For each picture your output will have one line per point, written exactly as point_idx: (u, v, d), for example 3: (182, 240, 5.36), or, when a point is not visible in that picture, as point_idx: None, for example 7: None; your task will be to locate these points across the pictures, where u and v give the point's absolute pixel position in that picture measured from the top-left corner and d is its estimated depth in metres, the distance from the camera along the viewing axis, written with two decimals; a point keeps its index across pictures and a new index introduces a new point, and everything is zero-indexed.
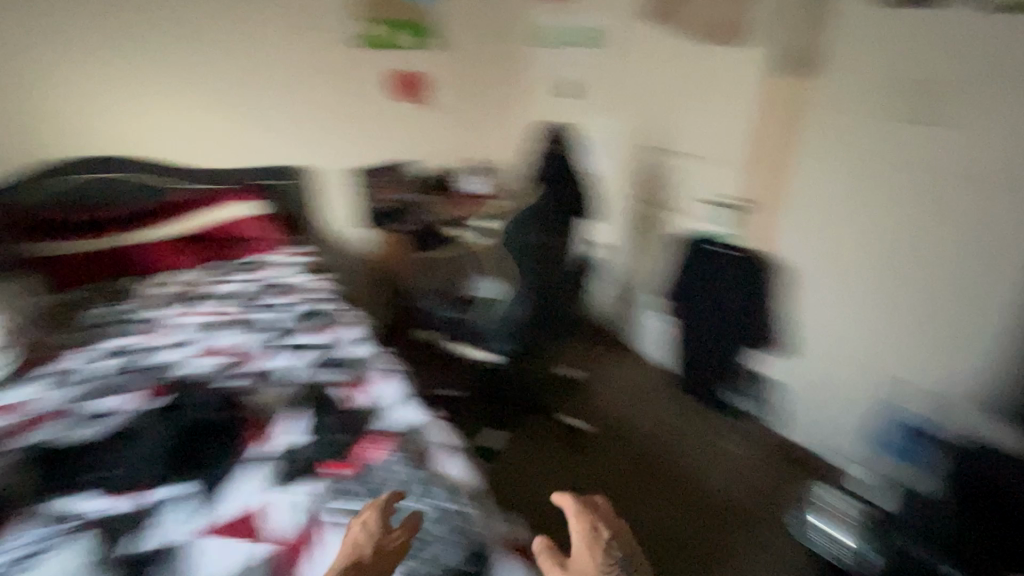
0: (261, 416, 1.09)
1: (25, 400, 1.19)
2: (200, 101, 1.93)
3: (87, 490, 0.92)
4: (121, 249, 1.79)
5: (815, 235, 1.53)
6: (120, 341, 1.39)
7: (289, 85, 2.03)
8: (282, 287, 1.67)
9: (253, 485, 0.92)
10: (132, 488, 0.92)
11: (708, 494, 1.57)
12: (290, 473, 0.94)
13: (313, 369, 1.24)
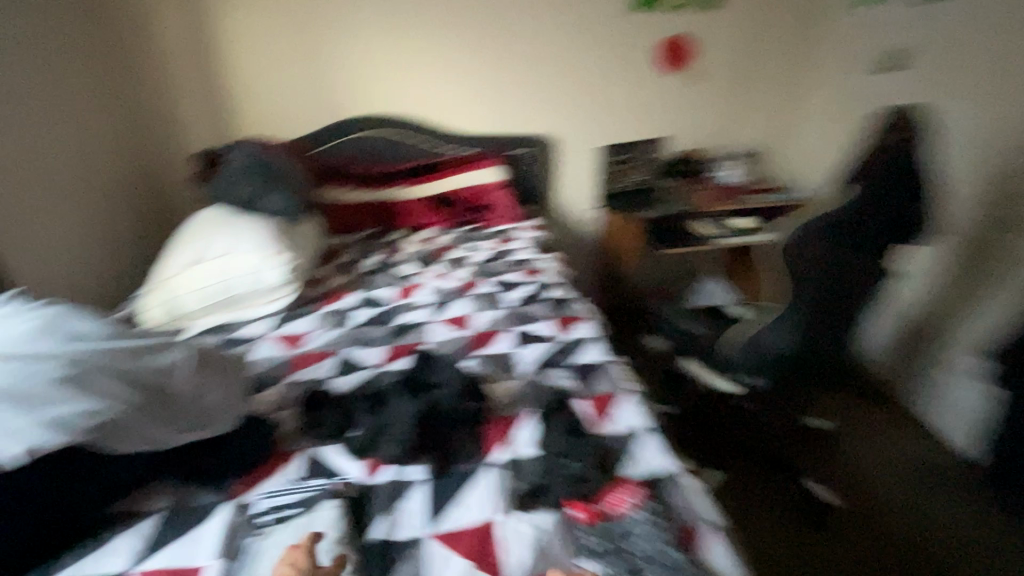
0: (478, 415, 1.00)
1: (310, 333, 1.35)
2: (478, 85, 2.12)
3: (302, 449, 0.94)
4: (395, 204, 2.04)
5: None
6: (388, 295, 1.55)
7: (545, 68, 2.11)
8: (528, 268, 1.68)
9: (439, 492, 0.85)
10: (350, 456, 0.93)
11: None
12: (490, 497, 0.84)
13: (555, 369, 1.16)
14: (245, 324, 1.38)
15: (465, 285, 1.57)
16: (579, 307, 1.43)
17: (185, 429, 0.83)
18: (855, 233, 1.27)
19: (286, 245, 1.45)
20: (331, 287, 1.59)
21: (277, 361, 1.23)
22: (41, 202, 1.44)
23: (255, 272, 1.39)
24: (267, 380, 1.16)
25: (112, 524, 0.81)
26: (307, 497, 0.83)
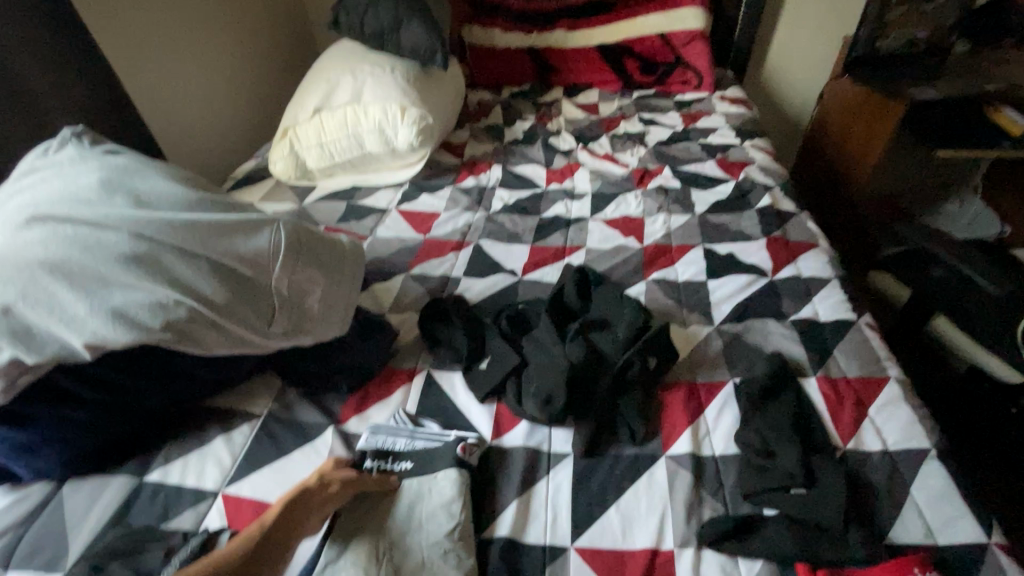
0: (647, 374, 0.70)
1: (440, 214, 1.10)
2: None
3: (404, 386, 0.73)
4: (555, 54, 1.62)
5: None
6: (537, 174, 1.22)
7: None
8: (726, 157, 1.22)
9: (583, 482, 0.61)
10: (462, 406, 0.71)
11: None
12: (654, 506, 0.58)
13: (767, 324, 0.79)
14: (369, 192, 1.18)
15: (637, 172, 1.18)
16: (806, 227, 0.99)
17: (282, 334, 0.65)
18: None
19: (421, 96, 1.16)
20: (470, 155, 1.31)
21: (400, 246, 1.02)
22: (183, 26, 1.27)
23: (379, 129, 1.13)
24: (387, 268, 0.96)
25: (210, 419, 0.70)
26: (425, 450, 0.63)
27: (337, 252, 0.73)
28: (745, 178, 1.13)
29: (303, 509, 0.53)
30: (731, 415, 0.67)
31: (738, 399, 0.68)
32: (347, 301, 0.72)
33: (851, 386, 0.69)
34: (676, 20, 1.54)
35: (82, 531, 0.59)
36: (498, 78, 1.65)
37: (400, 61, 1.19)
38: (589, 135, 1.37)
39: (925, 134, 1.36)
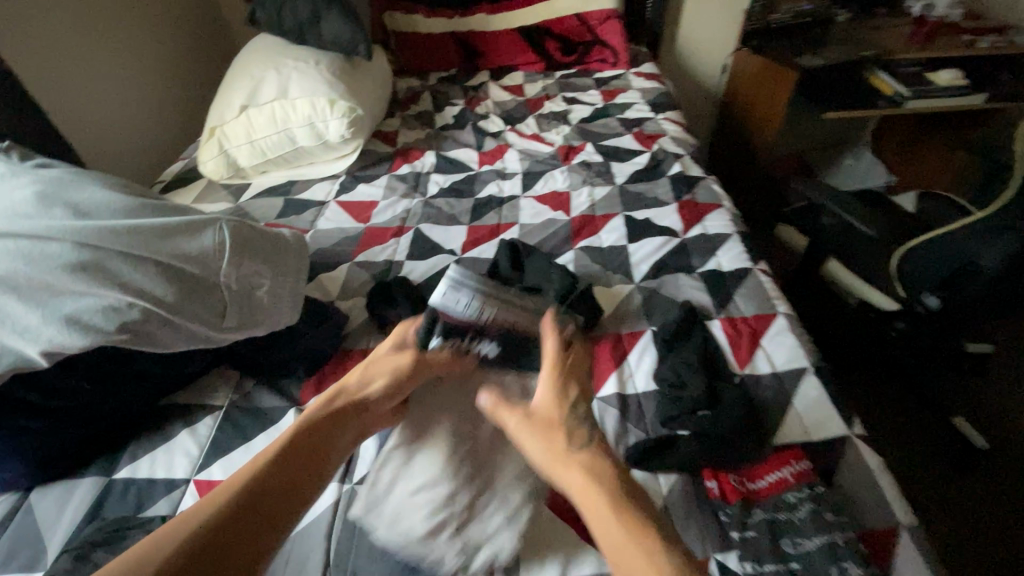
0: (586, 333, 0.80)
1: (379, 202, 1.15)
2: None
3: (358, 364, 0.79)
4: (478, 37, 1.66)
5: None
6: (469, 157, 1.28)
7: None
8: (642, 130, 1.33)
9: None
10: None
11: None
12: None
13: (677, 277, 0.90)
14: (306, 185, 1.20)
15: (562, 149, 1.26)
16: (712, 189, 1.11)
17: (234, 326, 0.69)
18: None
19: (349, 88, 1.18)
20: (403, 143, 1.34)
21: (342, 236, 1.06)
22: (85, 24, 1.21)
23: (310, 122, 1.15)
24: (331, 258, 1.00)
25: (171, 415, 0.74)
26: (512, 337, 0.63)
27: (281, 246, 0.78)
28: (660, 148, 1.24)
29: (356, 403, 0.54)
30: (650, 357, 0.77)
31: (655, 344, 0.78)
32: (295, 291, 0.76)
33: (746, 321, 0.82)
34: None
35: (58, 532, 0.62)
36: (424, 63, 1.68)
37: (324, 53, 1.21)
38: (517, 117, 1.44)
39: (817, 98, 1.52)
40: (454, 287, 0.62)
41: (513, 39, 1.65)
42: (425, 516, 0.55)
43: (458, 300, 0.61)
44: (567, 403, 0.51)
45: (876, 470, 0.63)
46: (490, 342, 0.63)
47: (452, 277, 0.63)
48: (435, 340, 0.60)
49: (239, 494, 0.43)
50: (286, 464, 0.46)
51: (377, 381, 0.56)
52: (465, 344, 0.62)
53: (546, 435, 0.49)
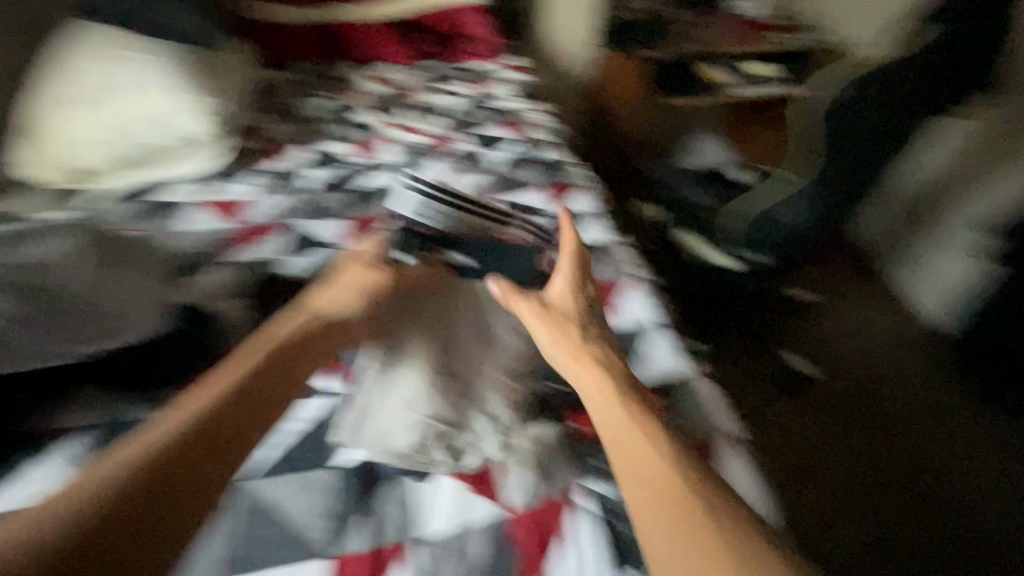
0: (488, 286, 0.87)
1: (250, 200, 1.10)
2: None
3: None
4: (345, 29, 1.64)
5: None
6: (344, 150, 1.27)
7: None
8: (512, 120, 1.41)
9: None
10: None
11: (982, 509, 1.34)
12: None
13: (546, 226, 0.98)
14: (165, 187, 1.10)
15: (438, 140, 1.30)
16: (576, 172, 1.22)
17: (93, 339, 0.64)
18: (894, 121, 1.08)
19: (203, 83, 1.12)
20: (272, 138, 1.29)
21: (211, 237, 1.00)
22: None
23: (162, 122, 1.08)
24: (199, 261, 0.95)
25: (11, 449, 0.63)
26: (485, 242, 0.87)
27: (136, 254, 0.76)
28: (529, 136, 1.33)
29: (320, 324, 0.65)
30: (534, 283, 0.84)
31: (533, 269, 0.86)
32: (160, 297, 0.72)
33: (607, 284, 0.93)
34: None
35: None
36: (288, 54, 1.61)
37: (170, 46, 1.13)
38: (391, 109, 1.45)
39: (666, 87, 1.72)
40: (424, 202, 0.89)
41: (382, 33, 1.66)
42: (408, 430, 0.65)
43: (431, 210, 0.88)
44: (584, 309, 0.75)
45: (709, 394, 0.77)
46: (460, 254, 0.84)
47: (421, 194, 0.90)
48: (403, 256, 0.80)
49: (196, 413, 0.51)
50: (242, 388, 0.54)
51: (346, 303, 0.69)
52: (434, 254, 0.83)
53: (557, 324, 0.70)
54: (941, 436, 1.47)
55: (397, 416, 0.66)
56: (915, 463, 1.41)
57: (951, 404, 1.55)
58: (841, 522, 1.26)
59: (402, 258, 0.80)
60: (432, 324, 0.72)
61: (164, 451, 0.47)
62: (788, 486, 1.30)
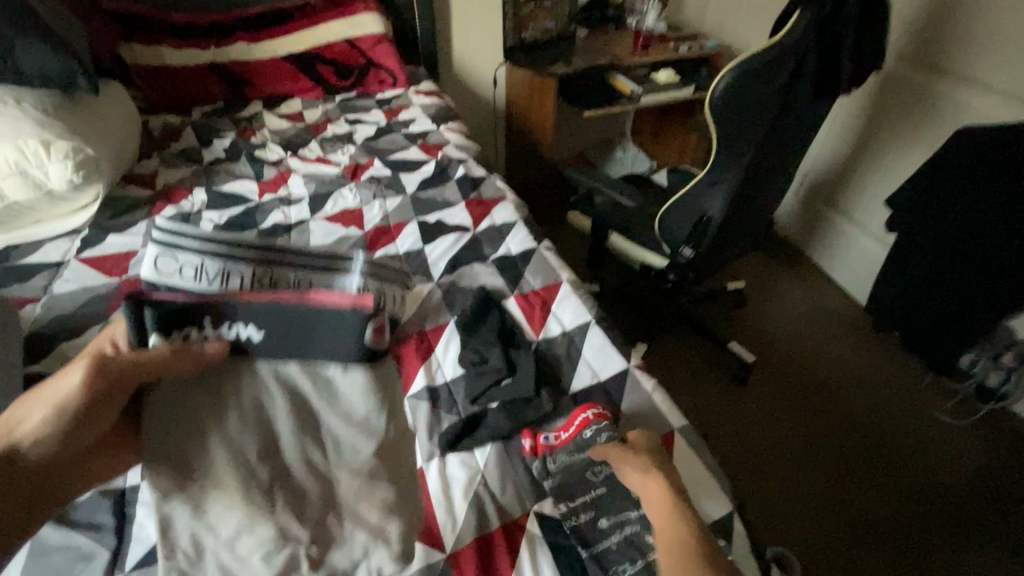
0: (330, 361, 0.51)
1: (138, 251, 0.99)
2: None
3: None
4: (244, 68, 1.57)
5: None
6: (247, 189, 1.19)
7: None
8: (426, 142, 1.37)
9: None
10: None
11: (944, 480, 1.39)
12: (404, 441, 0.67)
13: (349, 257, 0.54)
14: (33, 247, 0.99)
15: (349, 168, 1.25)
16: (497, 185, 1.19)
17: None
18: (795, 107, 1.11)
19: (70, 124, 0.99)
20: (164, 184, 1.19)
21: (86, 296, 0.89)
22: None
23: (19, 170, 0.93)
24: (73, 324, 0.83)
25: None
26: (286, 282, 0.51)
27: None
28: (444, 156, 1.29)
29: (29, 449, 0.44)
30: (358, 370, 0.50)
31: (347, 349, 0.50)
32: None
33: (530, 290, 0.90)
34: (357, 25, 1.65)
35: None
36: (182, 97, 1.52)
37: (27, 87, 0.99)
38: (299, 142, 1.38)
39: (577, 100, 1.76)
40: (173, 252, 0.48)
41: (284, 68, 1.60)
42: (263, 563, 0.49)
43: (185, 270, 0.48)
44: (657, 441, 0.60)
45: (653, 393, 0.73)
46: (248, 324, 0.49)
47: (158, 241, 0.48)
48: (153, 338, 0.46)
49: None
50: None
51: (31, 416, 0.44)
52: (207, 333, 0.48)
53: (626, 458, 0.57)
54: (880, 412, 1.54)
55: (239, 549, 0.48)
56: (873, 449, 1.45)
57: (887, 383, 1.63)
58: (798, 512, 1.32)
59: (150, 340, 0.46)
60: (233, 439, 0.48)
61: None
62: (736, 469, 1.39)
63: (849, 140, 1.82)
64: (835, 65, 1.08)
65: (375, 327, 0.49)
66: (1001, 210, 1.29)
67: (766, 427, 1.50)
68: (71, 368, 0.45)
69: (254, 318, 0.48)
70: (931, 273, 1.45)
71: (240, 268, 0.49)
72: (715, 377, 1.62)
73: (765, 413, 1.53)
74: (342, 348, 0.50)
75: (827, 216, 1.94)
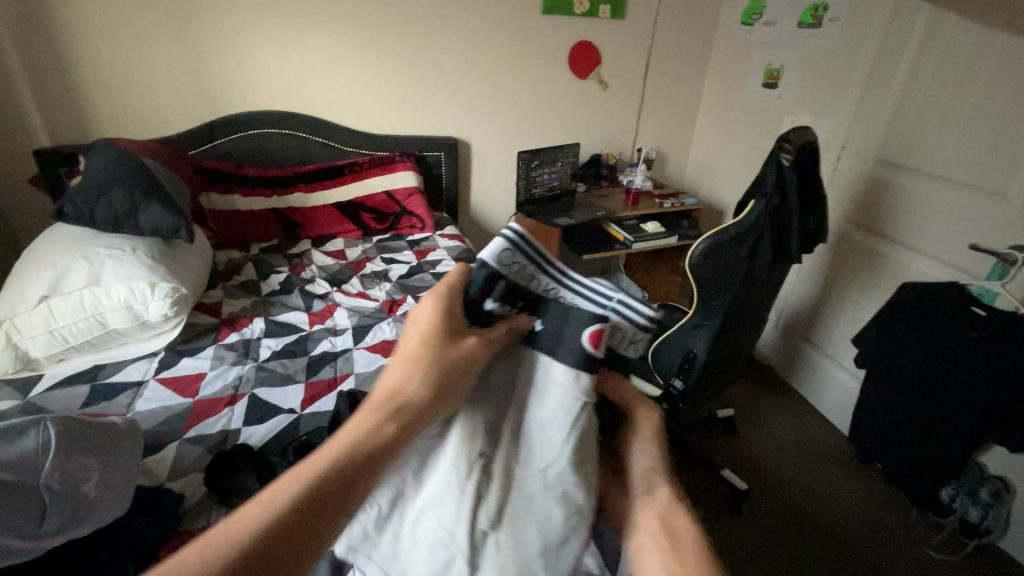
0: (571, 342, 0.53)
1: (207, 373, 1.16)
2: (388, 91, 2.08)
3: None
4: (299, 212, 1.87)
5: (962, 325, 1.43)
6: (299, 319, 1.39)
7: (456, 76, 2.13)
8: None
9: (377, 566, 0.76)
10: None
11: None
12: None
13: (616, 294, 0.59)
14: (116, 368, 1.15)
15: (386, 303, 1.46)
16: None
17: (54, 530, 0.64)
18: (761, 268, 1.35)
19: (169, 268, 1.22)
20: (229, 312, 1.39)
21: (166, 414, 1.04)
22: None
23: (126, 306, 1.14)
24: (155, 439, 0.97)
25: None
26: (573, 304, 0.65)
27: (110, 436, 0.76)
28: None
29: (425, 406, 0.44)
30: (563, 361, 0.52)
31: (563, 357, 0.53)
32: (126, 476, 0.74)
33: None
34: (396, 180, 1.99)
35: None
36: (245, 234, 1.79)
37: (141, 238, 1.24)
38: (343, 278, 1.62)
39: (578, 246, 2.06)
40: (510, 250, 0.57)
41: (333, 211, 1.91)
42: None
43: (516, 264, 0.57)
44: None
45: None
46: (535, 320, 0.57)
47: (505, 237, 0.57)
48: (490, 304, 0.56)
49: (312, 490, 0.35)
50: (359, 472, 0.38)
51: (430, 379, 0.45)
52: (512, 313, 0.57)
53: None
54: (865, 541, 1.61)
55: None
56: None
57: (866, 512, 1.71)
58: None
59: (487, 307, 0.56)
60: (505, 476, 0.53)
61: (250, 567, 0.32)
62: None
63: (816, 286, 2.08)
64: (787, 236, 1.34)
65: (597, 329, 0.52)
66: (940, 356, 1.47)
67: (752, 549, 1.57)
68: (467, 341, 0.49)
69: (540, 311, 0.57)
70: (898, 411, 1.58)
71: (539, 278, 0.59)
72: (707, 506, 1.69)
73: (752, 537, 1.60)
74: (565, 344, 0.53)
75: (806, 352, 2.14)
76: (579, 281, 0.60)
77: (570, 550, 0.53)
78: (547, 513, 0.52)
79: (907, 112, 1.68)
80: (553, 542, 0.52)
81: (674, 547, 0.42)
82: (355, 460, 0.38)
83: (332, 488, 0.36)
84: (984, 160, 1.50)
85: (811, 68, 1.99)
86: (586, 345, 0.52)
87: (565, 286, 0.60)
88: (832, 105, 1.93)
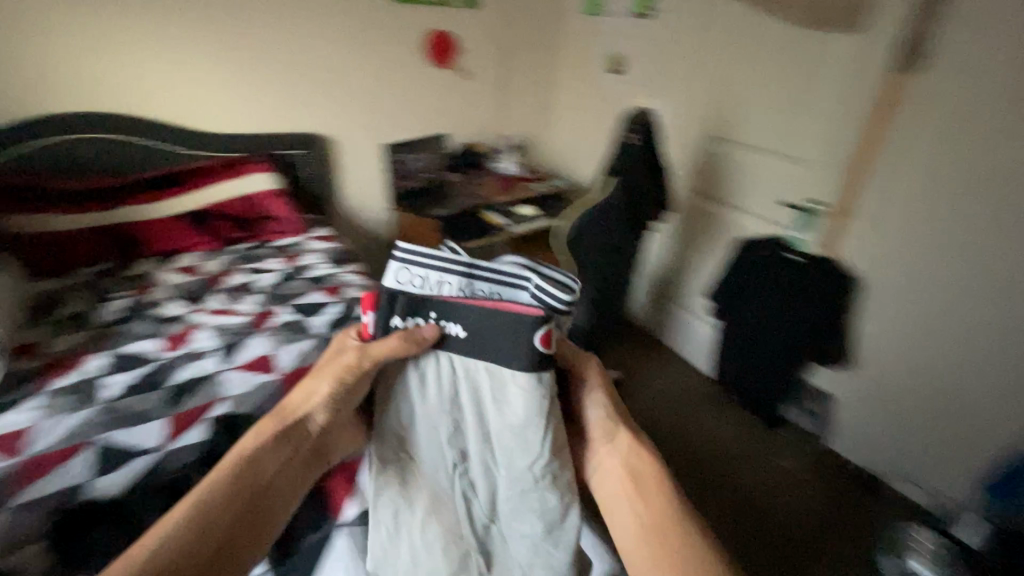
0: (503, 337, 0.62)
1: (36, 425, 0.98)
2: (228, 85, 1.89)
3: None
4: (136, 227, 1.64)
5: (784, 269, 1.69)
6: (149, 347, 1.22)
7: (305, 68, 2.00)
8: (327, 285, 1.52)
9: None
10: None
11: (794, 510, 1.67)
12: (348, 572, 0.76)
13: (533, 278, 0.65)
14: None
15: (254, 317, 1.34)
16: None
17: None
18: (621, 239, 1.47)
19: None
20: (56, 351, 1.19)
21: None
22: None
23: None
24: None
25: None
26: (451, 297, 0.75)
27: None
28: (349, 297, 1.46)
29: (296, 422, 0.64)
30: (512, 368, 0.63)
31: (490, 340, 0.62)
32: None
33: None
34: (250, 183, 1.83)
35: None
36: (67, 259, 1.53)
37: None
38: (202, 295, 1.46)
39: (457, 233, 2.07)
40: (409, 267, 0.64)
41: (180, 222, 1.70)
42: None
43: (415, 279, 0.64)
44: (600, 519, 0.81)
45: None
46: (458, 324, 0.66)
47: (399, 257, 0.64)
48: (397, 321, 0.65)
49: (221, 476, 0.58)
50: (254, 461, 0.59)
51: (319, 389, 0.65)
52: (428, 323, 0.66)
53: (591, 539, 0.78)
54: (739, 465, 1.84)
55: None
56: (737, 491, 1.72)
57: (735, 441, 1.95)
58: None
59: (397, 324, 0.65)
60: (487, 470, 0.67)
61: (184, 530, 0.53)
62: None
63: (671, 251, 2.32)
64: (640, 207, 1.48)
65: (546, 333, 0.61)
66: (768, 299, 1.72)
67: None
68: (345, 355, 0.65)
69: (465, 318, 0.65)
70: (742, 351, 1.84)
71: (450, 279, 0.65)
72: None
73: None
74: (516, 352, 0.63)
75: (671, 310, 2.39)
76: (491, 270, 0.65)
77: (570, 522, 0.66)
78: (542, 498, 0.65)
79: (725, 92, 1.93)
80: (554, 520, 0.66)
81: (638, 486, 0.64)
82: (251, 455, 0.60)
83: (233, 473, 0.58)
84: (785, 131, 1.78)
85: (646, 54, 2.19)
86: (538, 348, 0.62)
87: (483, 282, 0.65)
88: (666, 88, 2.15)
